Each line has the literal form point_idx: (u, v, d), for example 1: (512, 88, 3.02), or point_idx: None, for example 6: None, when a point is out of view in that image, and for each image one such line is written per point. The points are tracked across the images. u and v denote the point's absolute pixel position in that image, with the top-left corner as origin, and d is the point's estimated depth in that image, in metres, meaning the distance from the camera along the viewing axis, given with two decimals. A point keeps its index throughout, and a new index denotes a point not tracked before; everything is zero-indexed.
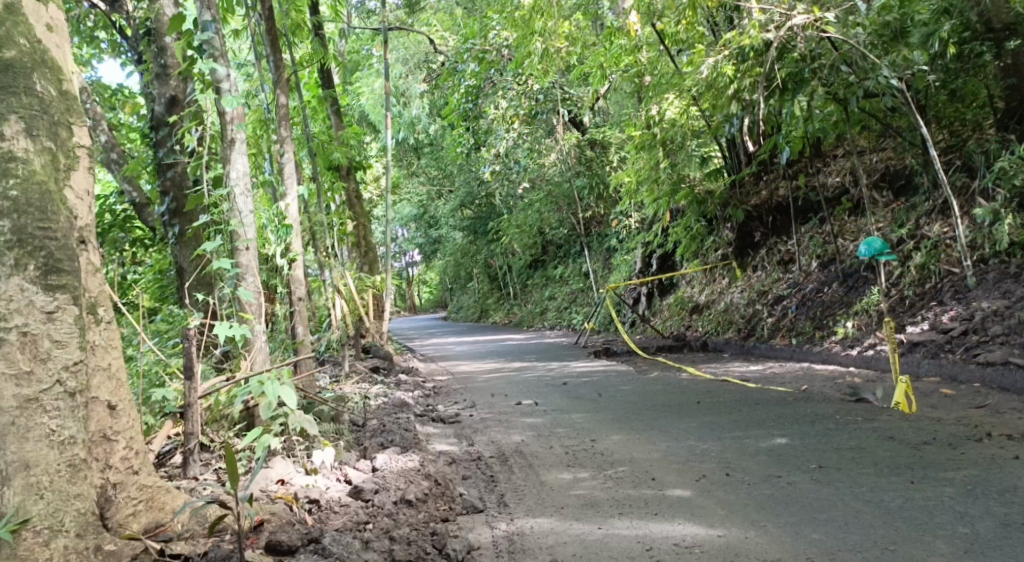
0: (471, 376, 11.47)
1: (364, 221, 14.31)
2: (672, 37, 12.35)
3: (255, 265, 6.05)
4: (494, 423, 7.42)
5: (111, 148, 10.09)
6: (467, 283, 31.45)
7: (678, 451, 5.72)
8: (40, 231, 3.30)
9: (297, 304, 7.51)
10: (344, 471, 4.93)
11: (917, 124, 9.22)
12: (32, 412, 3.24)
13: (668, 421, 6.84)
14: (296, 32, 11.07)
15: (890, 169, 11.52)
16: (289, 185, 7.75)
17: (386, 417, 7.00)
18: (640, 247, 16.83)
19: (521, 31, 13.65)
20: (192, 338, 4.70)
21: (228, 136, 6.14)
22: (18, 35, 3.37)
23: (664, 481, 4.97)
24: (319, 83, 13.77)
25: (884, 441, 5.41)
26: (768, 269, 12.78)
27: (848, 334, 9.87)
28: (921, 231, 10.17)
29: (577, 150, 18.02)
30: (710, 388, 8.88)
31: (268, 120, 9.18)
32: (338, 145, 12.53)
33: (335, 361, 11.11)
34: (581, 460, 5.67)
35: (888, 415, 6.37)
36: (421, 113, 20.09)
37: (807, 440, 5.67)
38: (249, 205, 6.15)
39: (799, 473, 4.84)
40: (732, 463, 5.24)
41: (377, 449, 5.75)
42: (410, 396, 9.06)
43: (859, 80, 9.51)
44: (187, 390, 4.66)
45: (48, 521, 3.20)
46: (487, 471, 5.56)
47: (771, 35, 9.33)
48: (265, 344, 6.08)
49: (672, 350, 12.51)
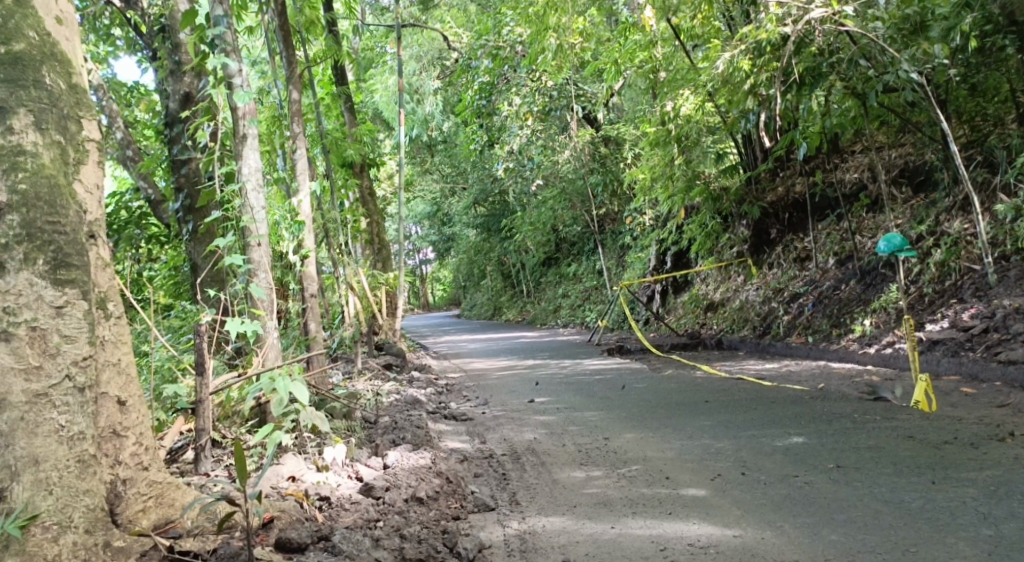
0: (484, 373, 11.43)
1: (377, 219, 14.28)
2: (688, 33, 12.42)
3: (267, 262, 6.02)
4: (507, 421, 7.38)
5: (126, 145, 10.12)
6: (480, 280, 31.41)
7: (693, 449, 5.65)
8: (50, 226, 3.28)
9: (310, 300, 7.49)
10: (355, 469, 4.90)
11: (937, 118, 9.09)
12: (41, 407, 3.21)
13: (683, 419, 6.77)
14: (310, 28, 10.86)
15: (909, 164, 11.41)
16: (302, 181, 7.74)
17: (398, 414, 6.97)
18: (654, 244, 16.74)
19: (535, 26, 13.57)
20: (204, 334, 4.67)
21: (240, 131, 6.13)
22: (27, 27, 3.36)
23: (678, 481, 4.90)
24: (332, 80, 13.74)
25: (904, 441, 5.33)
26: (785, 266, 12.67)
27: (866, 332, 9.75)
28: (941, 228, 10.05)
29: (591, 147, 17.84)
30: (725, 386, 8.80)
31: (280, 116, 9.15)
32: (351, 142, 12.51)
33: (349, 358, 11.10)
34: (594, 459, 5.62)
35: (907, 413, 6.28)
36: (434, 111, 20.08)
37: (824, 439, 5.59)
38: (261, 200, 6.13)
39: (817, 472, 4.76)
40: (748, 462, 5.17)
41: (388, 446, 5.71)
42: (422, 393, 9.03)
43: (879, 75, 9.41)
44: (199, 386, 4.64)
45: (57, 517, 3.17)
46: (499, 469, 5.52)
47: (789, 28, 9.29)
48: (277, 340, 6.06)
49: (686, 348, 12.42)
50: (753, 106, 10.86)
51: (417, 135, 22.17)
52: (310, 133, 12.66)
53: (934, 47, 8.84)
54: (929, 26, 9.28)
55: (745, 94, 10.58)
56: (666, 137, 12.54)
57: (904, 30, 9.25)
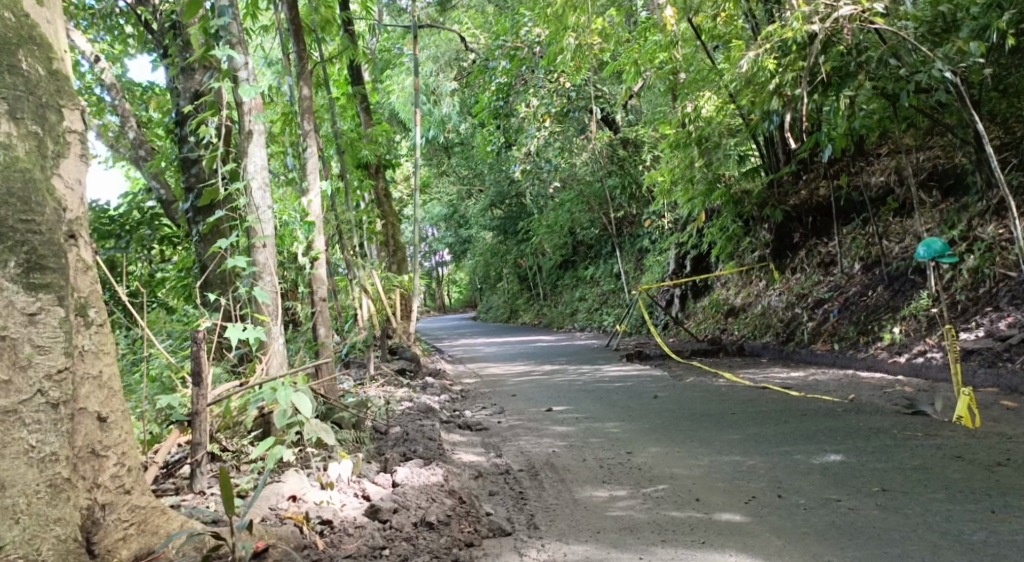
0: (500, 379, 11.10)
1: (393, 220, 13.94)
2: (709, 33, 12.30)
3: (272, 264, 5.72)
4: (523, 431, 7.05)
5: (139, 145, 9.90)
6: (497, 283, 31.06)
7: (723, 467, 5.30)
8: (23, 224, 2.99)
9: (320, 305, 7.17)
10: (361, 486, 4.59)
11: (973, 119, 8.66)
12: (10, 425, 2.94)
13: (711, 433, 6.42)
14: (326, 28, 10.51)
15: (937, 168, 11.00)
16: (312, 180, 7.47)
17: (410, 424, 6.65)
18: (674, 247, 16.39)
19: (555, 26, 13.23)
20: (202, 342, 4.36)
21: (245, 128, 5.78)
22: (3, 8, 3.06)
23: (709, 504, 4.55)
24: (348, 81, 13.45)
25: (953, 462, 4.96)
26: (808, 271, 12.28)
27: (896, 340, 9.36)
28: (974, 232, 9.64)
29: (609, 149, 17.43)
30: (751, 396, 8.42)
31: (290, 114, 8.80)
32: (367, 143, 12.19)
33: (361, 363, 10.82)
34: (617, 476, 5.26)
35: (950, 430, 5.91)
36: (451, 113, 19.77)
37: (864, 458, 5.22)
38: (266, 199, 5.81)
39: (861, 497, 4.41)
40: (785, 483, 4.83)
41: (399, 460, 5.40)
42: (436, 400, 8.71)
43: (909, 74, 8.97)
44: (195, 397, 4.32)
45: (22, 549, 2.90)
46: (515, 486, 5.18)
47: (817, 25, 8.91)
48: (282, 347, 5.75)
49: (706, 355, 12.02)
50: (779, 107, 10.42)
51: (433, 137, 21.83)
52: (324, 134, 12.36)
53: (970, 44, 8.43)
54: (960, 25, 8.96)
55: (770, 95, 10.12)
56: (686, 138, 12.19)
57: (937, 27, 8.98)
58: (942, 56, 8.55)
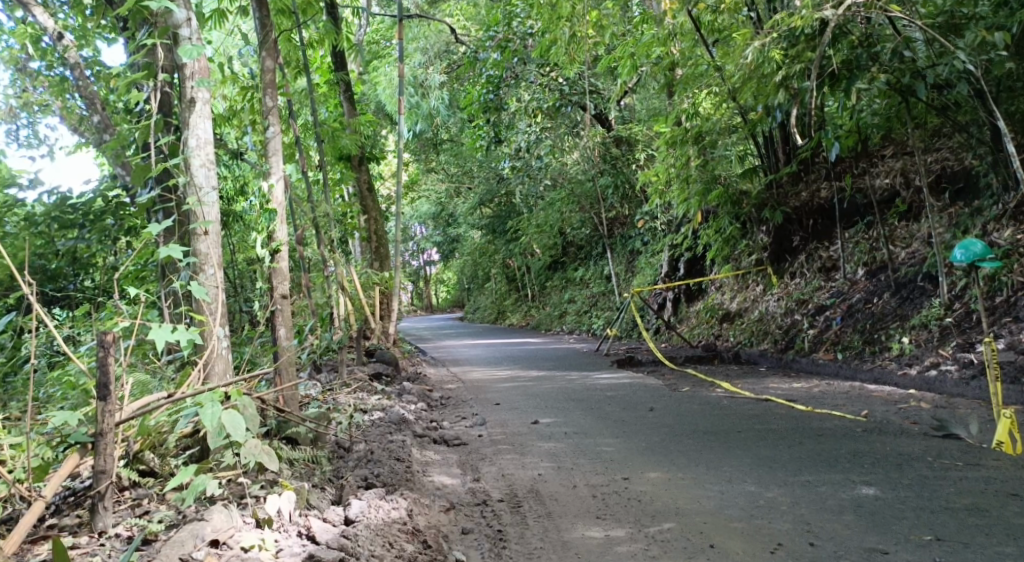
0: (482, 386, 10.28)
1: (376, 216, 12.64)
2: (710, 25, 11.20)
3: (216, 255, 4.91)
4: (505, 448, 6.24)
5: (104, 130, 9.06)
6: (484, 283, 30.18)
7: (738, 500, 4.55)
8: None
9: (280, 303, 6.28)
10: (307, 523, 3.89)
11: (995, 113, 7.86)
12: None
13: (717, 456, 5.66)
14: (307, 10, 9.57)
15: (946, 170, 10.19)
16: (275, 164, 6.68)
17: (377, 439, 5.81)
18: (667, 249, 15.57)
19: (549, 15, 12.44)
20: (110, 347, 3.60)
21: (186, 95, 4.99)
22: None
23: (726, 552, 3.86)
24: (331, 67, 12.21)
25: (1011, 501, 4.26)
26: (808, 276, 11.52)
27: (905, 350, 8.62)
28: (989, 237, 8.91)
29: (602, 147, 16.48)
30: (755, 410, 7.65)
31: (250, 89, 7.74)
32: (349, 132, 11.25)
33: (334, 366, 9.96)
34: (614, 510, 4.49)
35: (992, 459, 5.20)
36: (439, 105, 18.84)
37: (903, 493, 4.49)
38: (210, 178, 5.02)
39: (913, 550, 3.75)
40: (814, 523, 4.11)
41: (357, 488, 4.62)
42: (410, 411, 7.89)
43: (926, 67, 8.21)
44: (99, 413, 3.60)
45: None
46: (494, 523, 4.42)
47: (828, 12, 8.10)
48: (226, 349, 4.95)
49: (700, 362, 11.26)
50: (785, 102, 9.56)
51: (421, 130, 20.93)
52: (301, 122, 11.31)
53: (994, 34, 7.73)
54: (967, 25, 8.22)
55: (776, 87, 9.31)
56: (683, 135, 11.39)
57: (955, 18, 8.29)
58: (961, 47, 7.82)
